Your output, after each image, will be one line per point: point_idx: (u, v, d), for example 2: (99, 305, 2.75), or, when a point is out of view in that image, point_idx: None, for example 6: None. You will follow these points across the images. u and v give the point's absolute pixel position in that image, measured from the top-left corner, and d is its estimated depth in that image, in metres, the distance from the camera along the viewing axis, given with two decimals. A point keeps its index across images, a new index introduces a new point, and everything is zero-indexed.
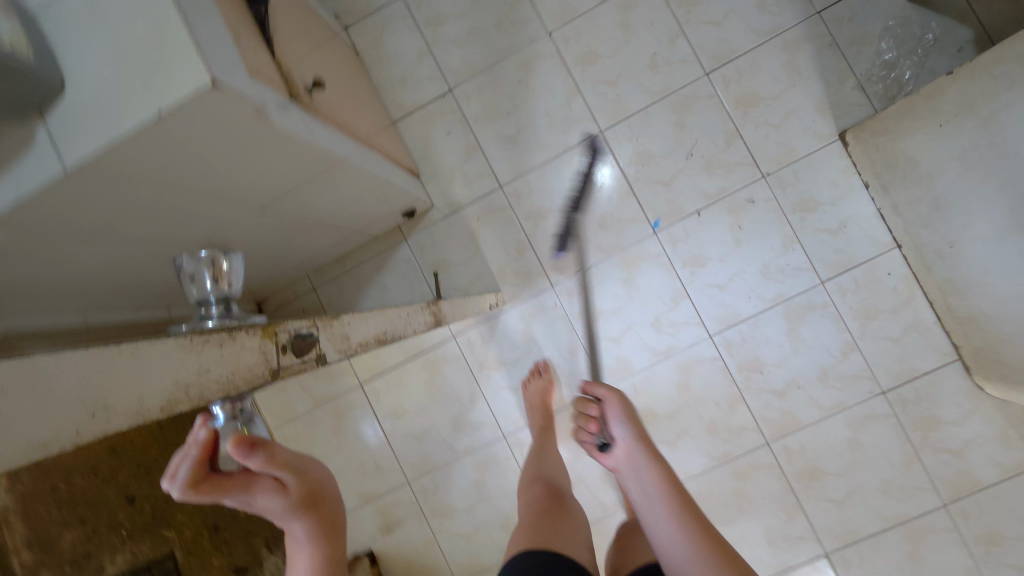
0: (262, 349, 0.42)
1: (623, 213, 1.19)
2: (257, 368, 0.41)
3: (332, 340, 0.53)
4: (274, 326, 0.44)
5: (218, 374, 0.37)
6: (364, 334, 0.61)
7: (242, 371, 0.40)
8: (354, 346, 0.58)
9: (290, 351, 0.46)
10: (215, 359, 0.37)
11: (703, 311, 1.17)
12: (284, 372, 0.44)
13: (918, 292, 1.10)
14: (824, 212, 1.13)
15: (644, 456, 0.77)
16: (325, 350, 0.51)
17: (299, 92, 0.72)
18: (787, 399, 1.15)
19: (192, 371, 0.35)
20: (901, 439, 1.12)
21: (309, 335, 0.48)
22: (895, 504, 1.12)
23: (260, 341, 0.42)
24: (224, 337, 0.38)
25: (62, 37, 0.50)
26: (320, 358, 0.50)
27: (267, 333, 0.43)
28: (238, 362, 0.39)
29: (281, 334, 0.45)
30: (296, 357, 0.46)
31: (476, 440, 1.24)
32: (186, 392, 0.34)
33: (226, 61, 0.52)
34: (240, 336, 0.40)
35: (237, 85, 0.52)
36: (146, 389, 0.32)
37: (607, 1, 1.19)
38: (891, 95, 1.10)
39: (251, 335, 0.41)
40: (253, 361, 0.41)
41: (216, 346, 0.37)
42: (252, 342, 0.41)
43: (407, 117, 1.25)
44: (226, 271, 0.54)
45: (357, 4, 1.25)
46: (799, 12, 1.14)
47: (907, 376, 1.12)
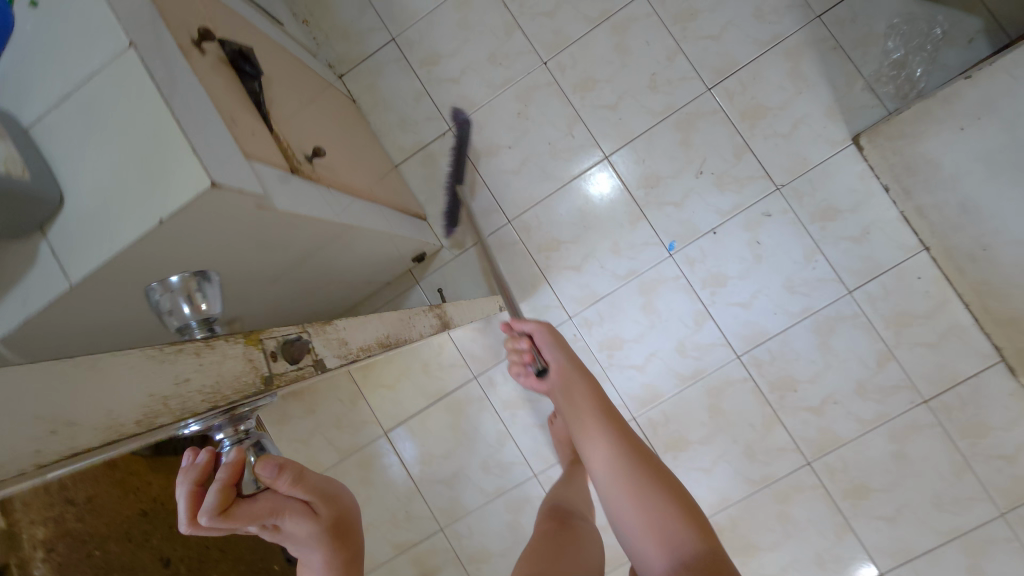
0: (248, 356, 0.33)
1: (636, 238, 1.16)
2: (247, 378, 0.32)
3: (327, 344, 0.43)
4: (258, 332, 0.34)
5: (200, 384, 0.29)
6: (364, 338, 0.52)
7: (227, 383, 0.31)
8: (353, 352, 0.49)
9: (281, 358, 0.36)
10: (195, 369, 0.29)
11: (727, 331, 1.13)
12: (279, 380, 0.35)
13: (951, 294, 1.06)
14: (845, 220, 1.09)
15: (573, 373, 0.85)
16: (323, 356, 0.42)
17: (298, 162, 0.72)
18: (825, 416, 1.10)
19: (170, 382, 0.27)
20: (949, 448, 1.07)
21: (301, 338, 0.38)
22: (949, 517, 1.07)
23: (243, 349, 0.33)
24: (200, 344, 0.30)
25: (60, 152, 0.50)
26: (319, 363, 0.41)
27: (251, 339, 0.33)
28: (223, 372, 0.31)
29: (267, 340, 0.35)
30: (289, 364, 0.36)
31: (507, 481, 1.21)
32: (167, 406, 0.27)
33: (223, 157, 0.51)
34: (220, 343, 0.31)
35: (235, 180, 0.51)
36: (111, 407, 0.24)
37: (600, 25, 1.17)
38: (903, 94, 1.06)
39: (231, 340, 0.32)
40: (239, 369, 0.32)
41: (193, 355, 0.29)
42: (235, 349, 0.32)
43: (409, 159, 1.24)
44: (207, 294, 0.36)
45: (349, 51, 1.25)
46: (798, 18, 1.11)
47: (948, 383, 1.07)
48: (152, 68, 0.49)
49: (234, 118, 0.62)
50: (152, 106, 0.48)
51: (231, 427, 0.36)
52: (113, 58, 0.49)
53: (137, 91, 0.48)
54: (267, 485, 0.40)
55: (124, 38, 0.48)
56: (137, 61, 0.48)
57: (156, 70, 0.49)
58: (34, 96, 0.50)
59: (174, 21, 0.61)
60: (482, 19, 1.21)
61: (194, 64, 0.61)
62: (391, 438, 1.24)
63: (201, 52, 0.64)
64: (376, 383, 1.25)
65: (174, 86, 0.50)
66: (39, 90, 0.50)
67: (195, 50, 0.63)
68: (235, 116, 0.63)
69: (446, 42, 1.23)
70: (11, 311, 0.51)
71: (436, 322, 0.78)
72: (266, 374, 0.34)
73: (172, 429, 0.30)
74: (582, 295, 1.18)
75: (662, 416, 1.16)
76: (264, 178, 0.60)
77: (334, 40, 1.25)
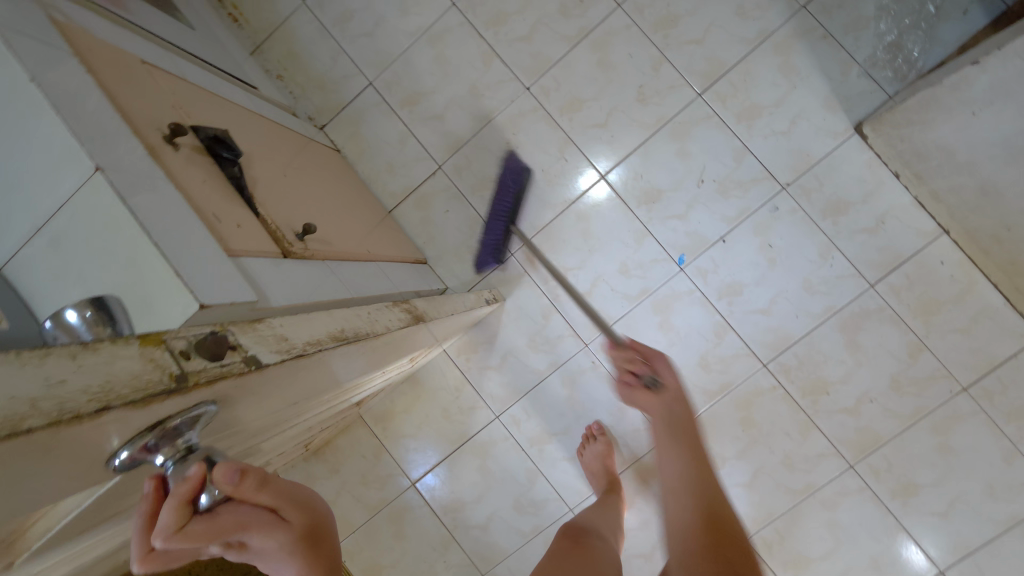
0: (146, 358, 0.32)
1: (644, 256, 1.13)
2: (151, 376, 0.32)
3: (259, 341, 0.40)
4: (160, 334, 0.34)
5: (82, 384, 0.28)
6: (310, 334, 0.46)
7: (120, 382, 0.30)
8: (298, 349, 0.43)
9: (196, 356, 0.35)
10: (71, 371, 0.28)
11: (750, 340, 1.10)
12: (195, 375, 0.33)
13: (977, 275, 1.02)
14: (857, 212, 1.05)
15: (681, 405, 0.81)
16: (256, 351, 0.39)
17: (289, 244, 0.68)
18: (861, 416, 1.06)
19: (37, 385, 0.27)
20: (997, 435, 1.02)
21: (218, 336, 0.37)
22: (1005, 506, 1.02)
23: (140, 350, 0.32)
24: (76, 348, 0.30)
25: (36, 289, 0.46)
26: (251, 359, 0.38)
27: (148, 341, 0.33)
28: (114, 372, 0.30)
29: (172, 340, 0.34)
30: (208, 361, 0.35)
31: (542, 518, 1.18)
32: (35, 407, 0.26)
33: (209, 268, 0.48)
34: (105, 345, 0.31)
35: (225, 292, 0.48)
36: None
37: (580, 43, 1.14)
38: (902, 76, 1.03)
39: (124, 341, 0.32)
40: (136, 368, 0.31)
41: (67, 358, 0.29)
42: (128, 350, 0.32)
43: (402, 203, 1.21)
44: None
45: (328, 101, 1.24)
46: (783, 11, 1.07)
47: (986, 367, 1.02)
48: (121, 190, 0.46)
49: (219, 214, 0.59)
50: (128, 231, 0.45)
51: (166, 444, 0.33)
52: (79, 185, 0.46)
53: (109, 217, 0.45)
54: (231, 493, 0.36)
55: (87, 163, 0.45)
56: (105, 185, 0.45)
57: (128, 190, 0.46)
58: (4, 234, 0.47)
59: (144, 121, 0.58)
60: (458, 52, 1.19)
61: (168, 164, 0.57)
62: (419, 487, 1.21)
63: (174, 148, 0.61)
64: (397, 434, 1.22)
65: (151, 202, 0.48)
66: (9, 227, 0.47)
67: (169, 148, 0.60)
68: (218, 211, 0.59)
69: (424, 79, 1.20)
70: None
71: (407, 316, 0.70)
72: (174, 366, 0.33)
73: (86, 447, 0.28)
74: (594, 320, 1.15)
75: None
76: (257, 276, 0.57)
77: (312, 92, 1.24)
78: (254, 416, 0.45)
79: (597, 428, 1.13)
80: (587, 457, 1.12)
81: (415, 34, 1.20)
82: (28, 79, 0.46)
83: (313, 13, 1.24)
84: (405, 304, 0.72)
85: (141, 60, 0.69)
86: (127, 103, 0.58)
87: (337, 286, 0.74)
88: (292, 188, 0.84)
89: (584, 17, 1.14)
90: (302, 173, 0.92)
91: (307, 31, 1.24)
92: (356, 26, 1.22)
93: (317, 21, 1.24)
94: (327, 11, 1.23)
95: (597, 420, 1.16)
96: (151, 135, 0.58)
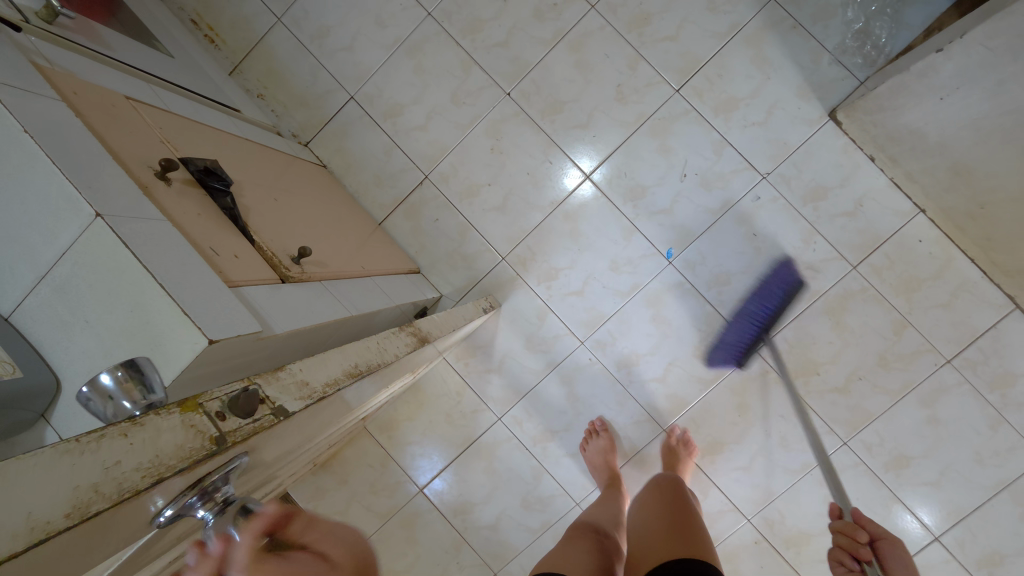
0: (187, 424, 0.37)
1: (633, 252, 1.15)
2: (193, 444, 0.36)
3: (284, 390, 0.45)
4: (196, 399, 0.39)
5: (135, 462, 0.33)
6: (327, 375, 0.50)
7: (167, 454, 0.35)
8: (319, 391, 0.48)
9: (230, 415, 0.39)
10: (125, 451, 0.33)
11: (740, 327, 1.12)
12: (232, 436, 0.38)
13: (954, 252, 1.05)
14: (837, 196, 1.08)
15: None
16: (282, 402, 0.44)
17: (287, 269, 0.70)
18: (852, 394, 1.10)
19: (97, 469, 0.31)
20: (981, 404, 1.06)
21: (249, 392, 0.41)
22: (993, 471, 1.06)
23: (181, 419, 0.37)
24: (126, 426, 0.34)
25: (47, 336, 0.48)
26: (279, 411, 0.43)
27: (188, 407, 0.38)
28: (161, 445, 0.35)
29: (208, 403, 0.39)
30: (242, 419, 0.40)
31: (550, 514, 1.21)
32: (96, 491, 0.30)
33: (213, 304, 0.50)
34: (149, 419, 0.35)
35: (230, 326, 0.49)
36: (32, 509, 0.27)
37: (556, 46, 1.15)
38: (872, 62, 1.05)
39: (167, 415, 0.36)
40: (180, 438, 0.36)
41: (120, 438, 0.33)
42: (170, 420, 0.36)
43: (392, 214, 1.23)
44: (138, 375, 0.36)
45: (311, 117, 1.25)
46: (753, 3, 1.09)
47: (968, 339, 1.06)
48: (124, 234, 0.47)
49: (216, 247, 0.61)
50: (133, 274, 0.46)
51: (207, 501, 0.36)
52: (82, 233, 0.47)
53: (113, 262, 0.47)
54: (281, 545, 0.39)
55: (88, 210, 0.46)
56: (108, 231, 0.46)
57: (129, 233, 0.48)
58: (9, 284, 0.48)
59: (135, 162, 0.60)
60: (437, 61, 1.20)
61: (162, 203, 0.59)
62: (427, 493, 1.23)
63: (167, 184, 0.62)
64: (403, 442, 1.24)
65: (154, 242, 0.49)
66: (13, 278, 0.48)
67: (162, 185, 0.61)
68: (216, 244, 0.61)
69: (405, 90, 1.21)
70: None
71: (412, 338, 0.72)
72: (213, 431, 0.38)
73: (134, 518, 0.32)
74: (588, 318, 1.17)
75: (691, 422, 1.15)
76: (259, 306, 0.59)
77: (294, 109, 1.25)
78: (277, 451, 0.49)
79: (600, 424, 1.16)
80: (590, 452, 1.15)
81: (392, 46, 1.21)
82: (22, 131, 0.47)
83: (290, 30, 1.24)
84: (410, 328, 0.74)
85: (125, 96, 0.70)
86: (118, 145, 0.59)
87: (337, 305, 0.75)
88: (285, 211, 0.85)
89: (559, 19, 1.15)
90: (292, 195, 0.94)
91: (285, 48, 1.25)
92: (334, 41, 1.23)
93: (294, 38, 1.24)
94: (304, 28, 1.24)
95: (599, 415, 1.18)
96: (145, 176, 0.60)
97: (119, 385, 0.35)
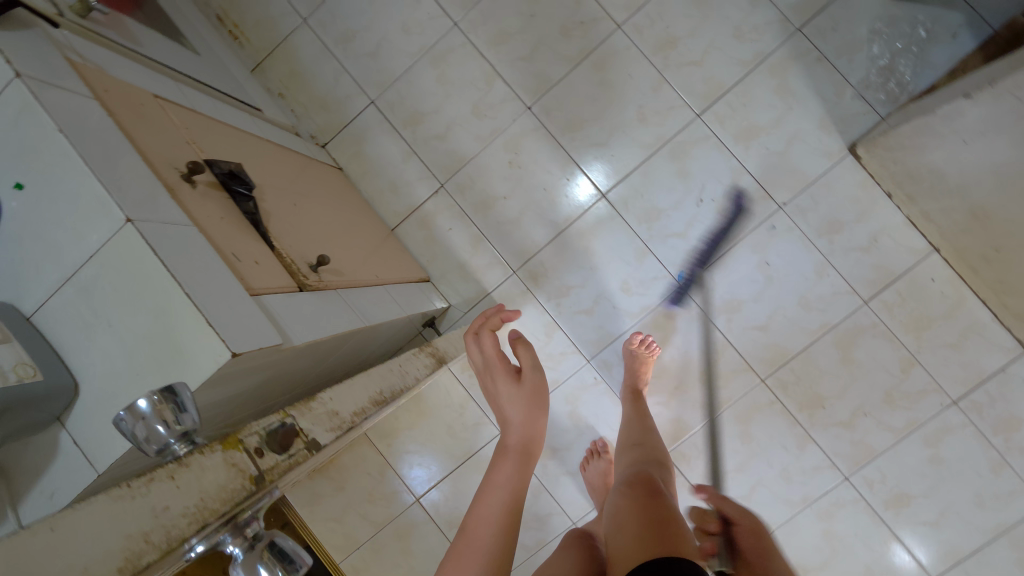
0: (229, 462, 0.41)
1: (645, 274, 1.15)
2: (233, 484, 0.41)
3: (316, 422, 0.51)
4: (237, 434, 0.43)
5: (181, 507, 0.37)
6: (354, 404, 0.58)
7: (212, 495, 0.39)
8: (347, 421, 0.56)
9: (269, 451, 0.45)
10: (172, 494, 0.36)
11: (748, 356, 1.12)
12: (269, 474, 0.44)
13: (967, 292, 1.05)
14: (852, 230, 1.08)
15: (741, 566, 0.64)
16: (313, 435, 0.50)
17: (306, 278, 0.69)
18: (857, 429, 1.09)
19: (147, 515, 0.35)
20: (985, 446, 1.05)
21: (286, 427, 0.47)
22: (993, 515, 1.06)
23: (224, 457, 0.41)
24: (172, 468, 0.37)
25: (67, 337, 0.47)
26: (311, 444, 0.49)
27: (231, 444, 0.42)
28: (206, 486, 0.39)
29: (248, 439, 0.43)
30: (277, 454, 0.45)
31: (546, 532, 1.20)
32: (147, 539, 0.34)
33: (237, 315, 0.49)
34: (195, 460, 0.39)
35: (252, 338, 0.49)
36: (89, 566, 0.31)
37: (580, 64, 1.16)
38: (894, 99, 1.06)
39: (210, 452, 0.40)
40: (222, 478, 0.40)
41: (167, 480, 0.37)
42: (214, 459, 0.40)
43: (405, 222, 1.23)
44: (171, 399, 0.38)
45: (331, 120, 1.25)
46: (779, 33, 1.09)
47: (975, 381, 1.06)
48: (152, 240, 0.47)
49: (238, 253, 0.60)
50: (159, 280, 0.46)
51: (237, 536, 0.44)
52: (110, 236, 0.46)
53: (140, 267, 0.46)
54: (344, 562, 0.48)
55: (119, 214, 0.46)
56: (137, 235, 0.46)
57: (158, 238, 0.47)
58: (32, 283, 0.47)
59: (163, 163, 0.60)
60: (460, 72, 1.20)
61: (187, 205, 0.59)
62: (423, 503, 1.22)
63: (192, 186, 0.62)
64: (402, 451, 1.23)
65: (182, 248, 0.49)
66: (39, 278, 0.47)
67: (187, 187, 0.61)
68: (238, 250, 0.61)
69: (426, 99, 1.22)
70: (35, 507, 0.47)
71: (429, 360, 0.75)
72: (252, 470, 0.42)
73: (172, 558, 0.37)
74: (596, 337, 1.17)
75: (694, 448, 1.14)
76: (277, 315, 0.58)
77: (314, 111, 1.25)
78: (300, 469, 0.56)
79: (602, 443, 1.15)
80: (590, 471, 1.13)
81: (416, 54, 1.21)
82: (59, 131, 0.47)
83: (315, 32, 1.25)
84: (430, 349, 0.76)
85: (153, 94, 0.70)
86: (146, 144, 0.59)
87: (351, 317, 0.75)
88: (303, 216, 0.85)
89: (584, 37, 1.15)
90: (310, 199, 0.93)
91: (309, 50, 1.25)
92: (358, 45, 1.23)
93: (319, 40, 1.25)
94: (329, 31, 1.24)
95: (601, 435, 1.18)
96: (171, 177, 0.59)
97: (153, 408, 0.37)
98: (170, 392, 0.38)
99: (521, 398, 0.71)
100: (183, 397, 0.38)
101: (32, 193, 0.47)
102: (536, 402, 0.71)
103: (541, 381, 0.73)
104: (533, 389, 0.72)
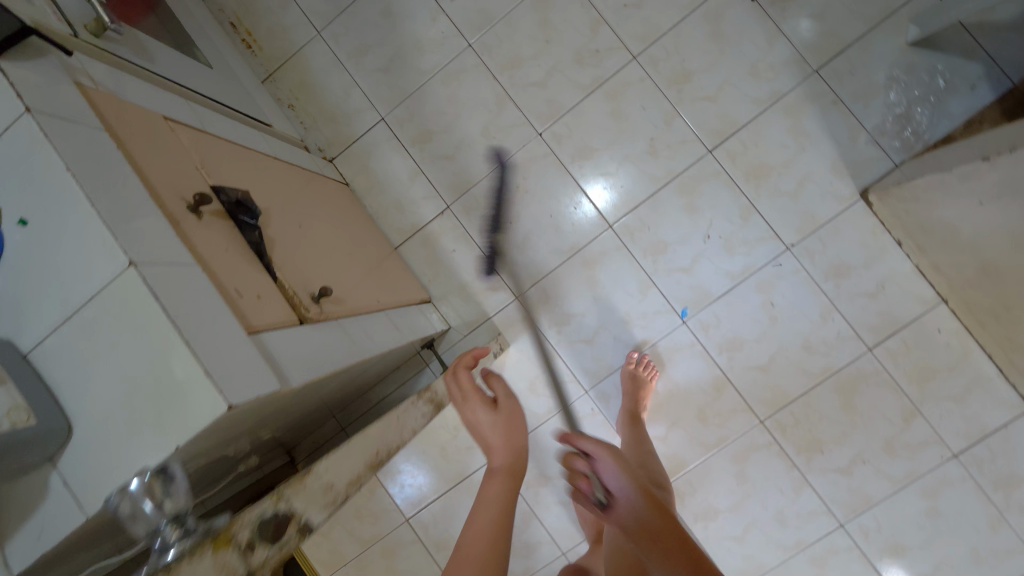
0: (217, 563, 0.50)
1: (648, 306, 1.14)
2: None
3: (309, 503, 0.60)
4: (229, 531, 0.51)
5: None
6: (350, 472, 0.66)
7: None
8: (339, 491, 0.64)
9: (260, 544, 0.53)
10: None
11: (748, 396, 1.11)
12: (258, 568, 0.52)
13: (973, 344, 1.04)
14: (859, 276, 1.07)
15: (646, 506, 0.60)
16: (306, 515, 0.59)
17: (306, 310, 0.68)
18: (854, 476, 1.08)
19: None
20: (984, 502, 1.04)
21: (276, 513, 0.56)
22: (988, 571, 1.04)
23: (214, 558, 0.49)
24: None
25: (63, 376, 0.47)
26: (302, 526, 0.58)
27: (221, 543, 0.50)
28: None
29: (239, 533, 0.52)
30: (269, 545, 0.54)
31: (534, 561, 1.19)
32: None
33: (236, 359, 0.48)
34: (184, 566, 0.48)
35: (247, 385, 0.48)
36: None
37: (593, 92, 1.15)
38: (908, 146, 1.05)
39: (198, 555, 0.49)
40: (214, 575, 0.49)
41: None
42: (204, 560, 0.49)
43: (409, 240, 1.22)
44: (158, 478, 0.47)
45: (339, 134, 1.24)
46: (796, 74, 1.08)
47: (976, 435, 1.04)
48: (154, 284, 0.46)
49: (240, 288, 0.60)
50: (158, 326, 0.45)
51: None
52: (113, 279, 0.45)
53: (139, 312, 0.45)
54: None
55: (123, 257, 0.45)
56: (139, 280, 0.45)
57: (160, 283, 0.46)
58: (30, 319, 0.47)
59: (169, 194, 0.59)
60: (472, 93, 1.19)
61: (191, 238, 0.58)
62: (412, 524, 1.21)
63: (197, 216, 0.61)
64: (394, 470, 1.22)
65: (184, 291, 0.48)
66: (39, 314, 0.47)
67: (193, 219, 0.60)
68: (241, 284, 0.60)
69: (437, 118, 1.21)
70: (27, 543, 0.47)
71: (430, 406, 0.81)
72: (241, 566, 0.51)
73: None
74: (596, 368, 1.16)
75: (688, 484, 1.14)
76: (277, 354, 0.57)
77: (323, 124, 1.25)
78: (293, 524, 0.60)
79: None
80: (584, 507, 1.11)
81: (430, 73, 1.21)
82: (67, 170, 0.46)
83: (328, 44, 1.24)
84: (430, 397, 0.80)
85: (164, 116, 0.69)
86: (152, 174, 0.58)
87: (350, 349, 0.74)
88: (309, 239, 0.84)
89: (600, 66, 1.15)
90: (318, 220, 0.93)
91: (321, 62, 1.24)
92: (371, 61, 1.22)
93: (332, 53, 1.24)
94: (343, 44, 1.23)
95: None
96: (177, 210, 0.59)
97: (143, 484, 0.46)
98: (158, 472, 0.47)
99: (498, 423, 0.77)
100: (168, 475, 0.47)
101: (38, 229, 0.47)
102: (513, 425, 0.77)
103: (516, 406, 0.79)
104: (509, 413, 0.78)
